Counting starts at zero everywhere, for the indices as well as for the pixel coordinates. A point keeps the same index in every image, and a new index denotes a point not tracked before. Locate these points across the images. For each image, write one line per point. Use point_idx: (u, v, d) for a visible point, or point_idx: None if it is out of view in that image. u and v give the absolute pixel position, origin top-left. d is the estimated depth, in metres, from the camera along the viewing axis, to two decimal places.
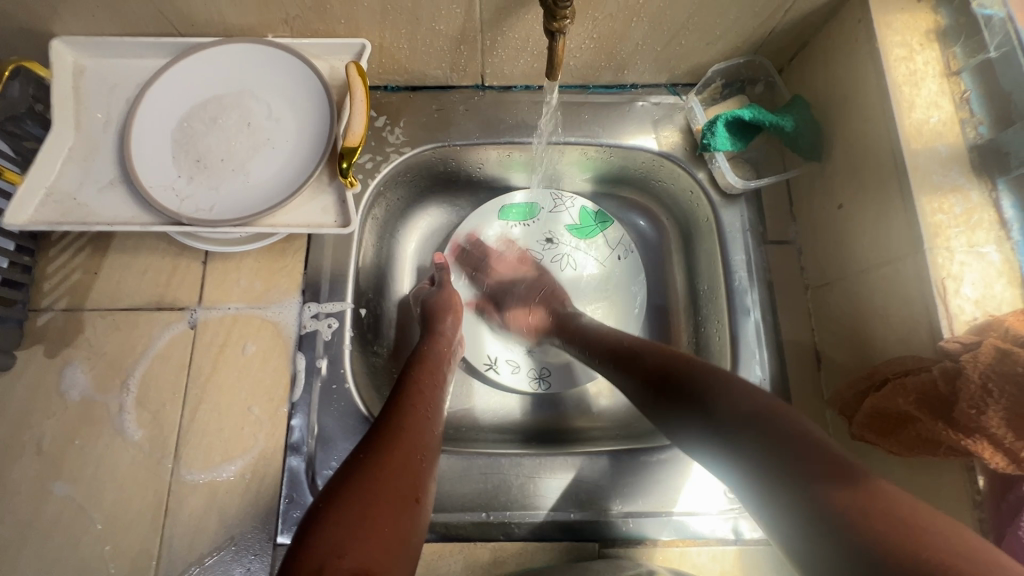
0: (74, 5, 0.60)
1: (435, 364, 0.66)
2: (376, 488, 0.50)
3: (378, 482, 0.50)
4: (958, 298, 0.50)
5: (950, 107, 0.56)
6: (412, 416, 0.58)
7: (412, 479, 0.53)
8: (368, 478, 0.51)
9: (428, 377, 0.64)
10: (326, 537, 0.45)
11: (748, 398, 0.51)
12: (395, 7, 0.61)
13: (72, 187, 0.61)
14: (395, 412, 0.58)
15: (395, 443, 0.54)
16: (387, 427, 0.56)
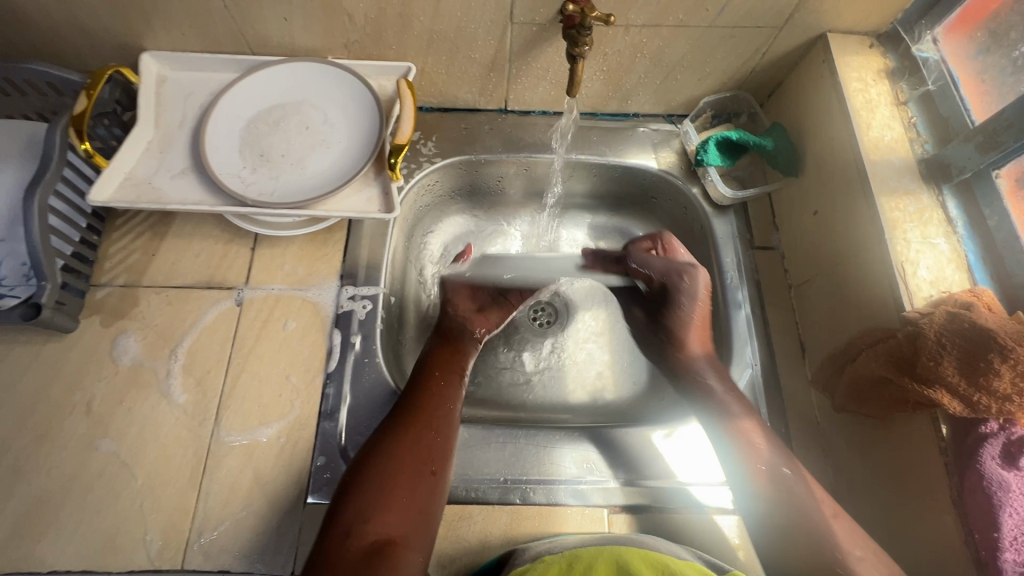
0: (169, 23, 0.71)
1: (451, 354, 0.75)
2: (397, 466, 0.59)
3: (396, 460, 0.59)
4: (915, 278, 0.59)
5: (901, 129, 0.67)
6: (430, 399, 0.66)
7: (427, 452, 0.61)
8: (390, 455, 0.60)
9: (449, 362, 0.73)
10: (354, 509, 0.56)
11: (746, 404, 0.67)
12: (441, 37, 0.73)
13: (148, 173, 0.70)
14: (413, 393, 0.67)
15: (412, 424, 0.63)
16: (405, 407, 0.65)
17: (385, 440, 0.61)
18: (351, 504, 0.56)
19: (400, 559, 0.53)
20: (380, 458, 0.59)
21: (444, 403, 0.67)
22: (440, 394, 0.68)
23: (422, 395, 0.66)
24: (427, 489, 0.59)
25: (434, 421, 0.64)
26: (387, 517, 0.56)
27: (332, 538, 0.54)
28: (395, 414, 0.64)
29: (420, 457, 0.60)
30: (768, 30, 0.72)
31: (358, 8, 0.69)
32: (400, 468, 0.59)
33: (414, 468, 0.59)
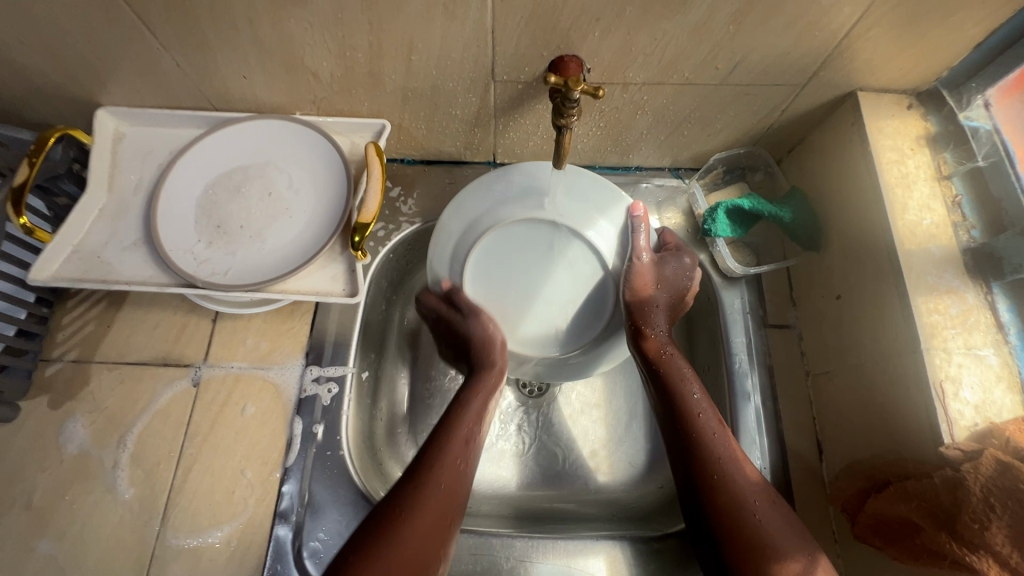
0: (120, 80, 0.65)
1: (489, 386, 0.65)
2: (419, 532, 0.52)
3: (418, 525, 0.52)
4: (957, 402, 0.50)
5: (942, 210, 0.58)
6: (458, 455, 0.59)
7: (447, 524, 0.54)
8: (414, 519, 0.52)
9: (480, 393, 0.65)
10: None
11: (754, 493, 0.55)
12: (417, 94, 0.65)
13: (97, 245, 0.64)
14: (438, 445, 0.59)
15: (440, 486, 0.56)
16: (430, 461, 0.57)
17: (412, 502, 0.54)
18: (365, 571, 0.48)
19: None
20: (403, 521, 0.52)
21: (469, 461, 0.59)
22: (466, 447, 0.60)
23: (448, 448, 0.59)
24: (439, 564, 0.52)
25: (458, 486, 0.57)
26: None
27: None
28: (422, 468, 0.56)
29: (439, 530, 0.53)
30: (789, 88, 0.62)
31: (322, 67, 0.62)
32: (422, 534, 0.52)
33: (434, 539, 0.52)
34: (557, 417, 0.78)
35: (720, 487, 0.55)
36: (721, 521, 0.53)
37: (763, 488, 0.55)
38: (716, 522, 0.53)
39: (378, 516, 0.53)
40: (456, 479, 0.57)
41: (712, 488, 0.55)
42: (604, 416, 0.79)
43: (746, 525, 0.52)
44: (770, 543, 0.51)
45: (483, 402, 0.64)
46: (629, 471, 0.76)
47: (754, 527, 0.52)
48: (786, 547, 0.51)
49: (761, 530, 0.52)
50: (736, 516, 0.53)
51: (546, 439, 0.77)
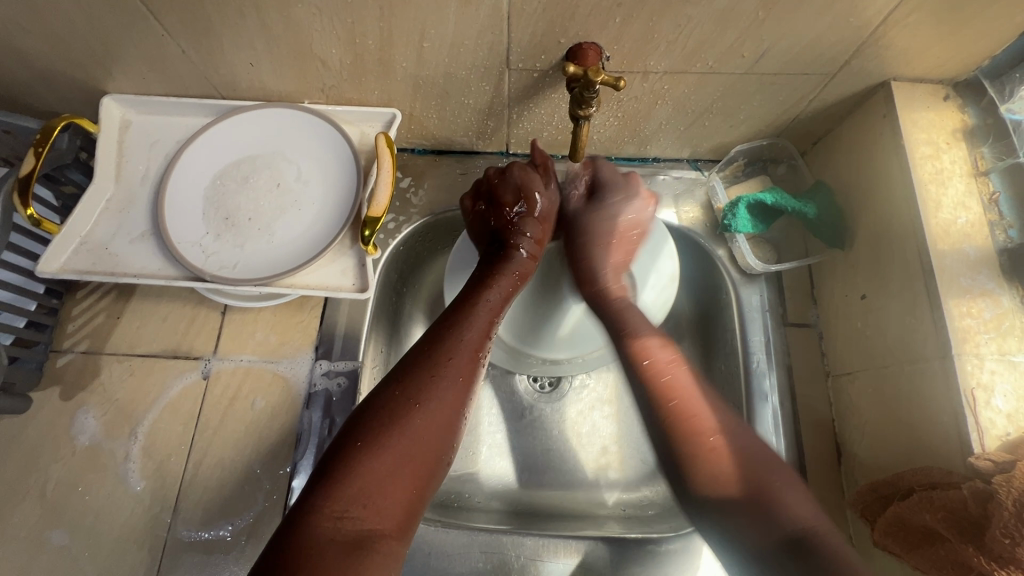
0: (126, 67, 0.63)
1: (510, 282, 0.61)
2: (408, 447, 0.48)
3: (409, 443, 0.48)
4: (988, 410, 0.48)
5: (978, 208, 0.55)
6: (465, 365, 0.54)
7: (444, 440, 0.50)
8: (405, 434, 0.48)
9: (498, 287, 0.61)
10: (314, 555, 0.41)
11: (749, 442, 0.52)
12: (429, 83, 0.63)
13: (106, 236, 0.64)
14: (444, 351, 0.54)
15: (440, 398, 0.51)
16: (433, 369, 0.52)
17: (407, 415, 0.49)
18: (347, 484, 0.45)
19: (390, 558, 0.44)
20: (394, 434, 0.48)
21: (476, 373, 0.55)
22: (474, 355, 0.55)
23: (452, 356, 0.54)
24: (434, 479, 0.50)
25: (461, 397, 0.53)
26: (386, 508, 0.46)
27: (317, 520, 0.44)
28: (423, 377, 0.52)
29: (434, 447, 0.50)
30: (818, 77, 0.59)
31: (331, 54, 0.60)
32: (409, 457, 0.48)
33: (430, 457, 0.49)
34: (566, 414, 0.76)
35: (688, 433, 0.52)
36: (690, 463, 0.52)
37: (726, 423, 0.53)
38: (687, 467, 0.52)
39: (370, 425, 0.48)
40: (458, 391, 0.53)
41: (680, 432, 0.53)
42: (616, 411, 0.76)
43: (724, 470, 0.51)
44: (760, 482, 0.50)
45: (500, 299, 0.60)
46: (641, 468, 0.74)
47: (733, 470, 0.51)
48: (765, 483, 0.50)
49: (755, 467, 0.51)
50: (713, 457, 0.51)
51: (555, 435, 0.75)
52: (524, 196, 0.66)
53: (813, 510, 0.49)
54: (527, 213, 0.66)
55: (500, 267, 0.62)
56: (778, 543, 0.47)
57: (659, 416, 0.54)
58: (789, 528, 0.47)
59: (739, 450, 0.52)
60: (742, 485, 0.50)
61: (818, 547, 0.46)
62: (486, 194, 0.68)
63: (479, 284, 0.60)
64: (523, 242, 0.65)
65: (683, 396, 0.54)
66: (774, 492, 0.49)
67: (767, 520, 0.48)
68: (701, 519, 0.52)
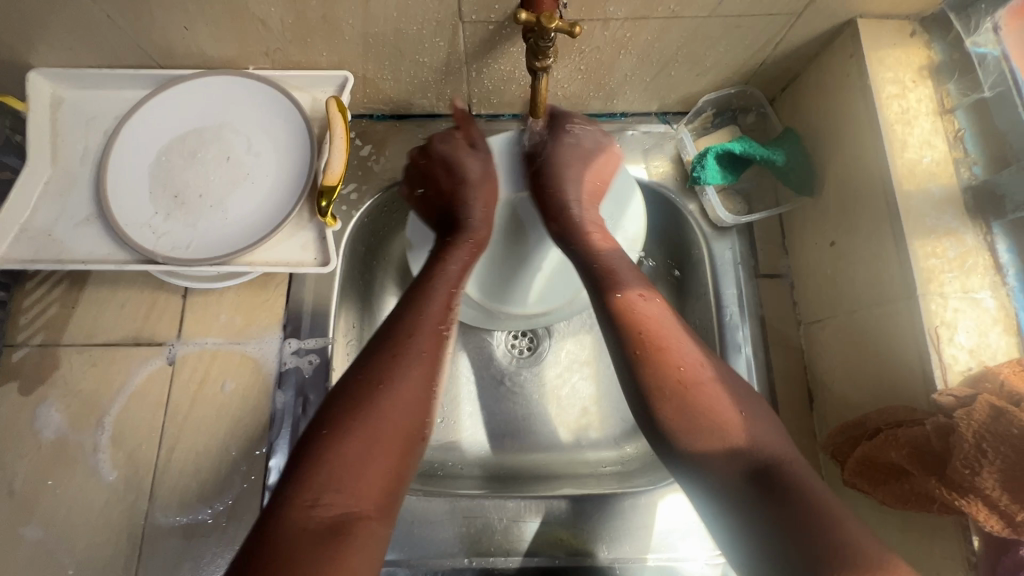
0: (49, 37, 0.58)
1: (467, 252, 0.63)
2: (377, 428, 0.48)
3: (378, 425, 0.48)
4: (951, 347, 0.49)
5: (944, 146, 0.55)
6: (429, 343, 0.54)
7: (415, 417, 0.50)
8: (375, 416, 0.48)
9: (453, 263, 0.61)
10: (281, 554, 0.40)
11: (720, 392, 0.51)
12: (379, 41, 0.60)
13: (47, 222, 0.60)
14: (408, 330, 0.54)
15: (405, 376, 0.51)
16: (396, 351, 0.52)
17: (372, 397, 0.49)
18: (316, 474, 0.45)
19: (372, 539, 0.44)
20: (361, 417, 0.48)
21: (442, 349, 0.54)
22: (440, 332, 0.55)
23: (414, 336, 0.53)
24: (412, 458, 0.49)
25: (430, 373, 0.52)
26: (361, 491, 0.45)
27: (289, 512, 0.43)
28: (387, 360, 0.51)
29: (405, 426, 0.49)
30: (782, 18, 0.57)
31: (270, 12, 0.56)
32: (381, 437, 0.47)
33: (403, 437, 0.49)
34: (544, 378, 0.76)
35: (665, 370, 0.51)
36: (662, 397, 0.51)
37: (696, 355, 0.53)
38: (655, 398, 0.51)
39: (336, 413, 0.48)
40: (426, 366, 0.52)
41: (650, 365, 0.52)
42: (595, 372, 0.76)
43: (693, 401, 0.50)
44: (725, 406, 0.50)
45: (459, 270, 0.61)
46: (622, 425, 0.74)
47: (704, 402, 0.50)
48: (743, 414, 0.50)
49: (729, 415, 0.50)
50: (686, 390, 0.51)
51: (534, 398, 0.75)
52: (455, 167, 0.67)
53: (777, 440, 0.50)
54: (466, 182, 0.67)
55: (455, 239, 0.64)
56: (742, 472, 0.48)
57: (630, 350, 0.53)
58: (756, 455, 0.48)
59: (716, 380, 0.52)
60: (711, 415, 0.50)
61: (785, 475, 0.47)
62: (417, 177, 0.69)
63: (436, 260, 0.62)
64: (472, 206, 0.66)
65: (662, 336, 0.53)
66: (737, 418, 0.50)
67: (737, 449, 0.48)
68: (675, 463, 0.51)
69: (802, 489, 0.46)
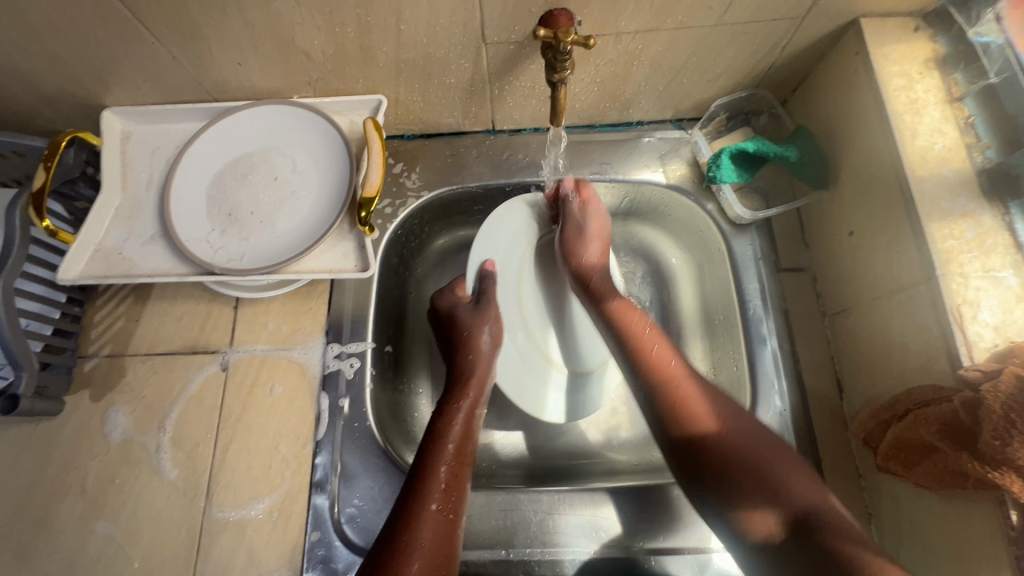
0: (121, 79, 0.66)
1: (474, 388, 0.67)
2: (422, 561, 0.50)
3: (421, 558, 0.50)
4: (975, 324, 0.49)
5: (954, 133, 0.56)
6: (454, 470, 0.58)
7: (449, 541, 0.53)
8: (417, 550, 0.51)
9: (468, 393, 0.66)
10: None
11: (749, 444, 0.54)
12: (409, 66, 0.65)
13: (118, 242, 0.67)
14: (415, 519, 0.53)
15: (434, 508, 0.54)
16: (420, 491, 0.55)
17: (409, 531, 0.52)
18: None
19: None
20: (402, 554, 0.50)
21: (459, 482, 0.57)
22: (445, 514, 0.54)
23: (440, 464, 0.58)
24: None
25: (455, 499, 0.56)
26: None
27: None
28: (411, 498, 0.55)
29: (441, 552, 0.52)
30: (787, 22, 0.60)
31: (313, 45, 0.62)
32: (424, 570, 0.49)
33: (440, 561, 0.51)
34: None
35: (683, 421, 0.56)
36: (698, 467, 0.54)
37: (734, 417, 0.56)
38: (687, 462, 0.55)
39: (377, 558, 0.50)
40: (451, 495, 0.56)
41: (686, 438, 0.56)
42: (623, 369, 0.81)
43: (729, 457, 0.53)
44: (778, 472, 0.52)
45: (471, 401, 0.66)
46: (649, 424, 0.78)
47: (739, 455, 0.53)
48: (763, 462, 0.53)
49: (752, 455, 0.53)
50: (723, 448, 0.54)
51: None
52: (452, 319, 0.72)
53: (816, 488, 0.51)
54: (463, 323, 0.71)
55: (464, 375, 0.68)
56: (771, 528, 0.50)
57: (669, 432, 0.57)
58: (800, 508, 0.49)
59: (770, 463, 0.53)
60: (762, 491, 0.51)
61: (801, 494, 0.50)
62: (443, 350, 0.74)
63: (447, 400, 0.65)
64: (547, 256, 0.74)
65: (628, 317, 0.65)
66: (788, 485, 0.51)
67: (766, 503, 0.51)
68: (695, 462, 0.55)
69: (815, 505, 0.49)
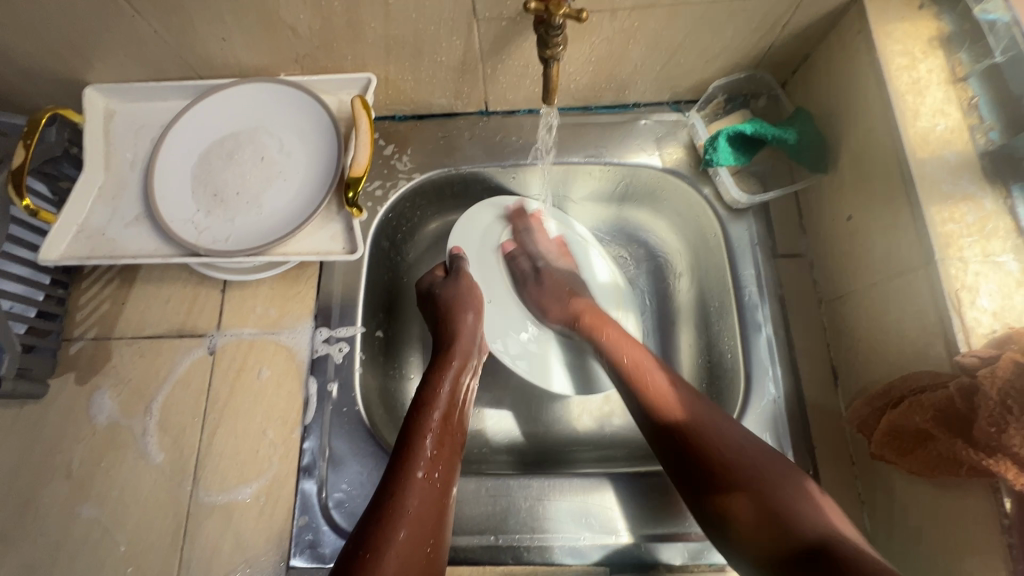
0: (103, 55, 0.64)
1: (461, 358, 0.67)
2: (412, 530, 0.50)
3: (410, 528, 0.50)
4: (973, 310, 0.48)
5: (958, 114, 0.55)
6: (442, 438, 0.58)
7: (438, 507, 0.53)
8: (405, 520, 0.50)
9: (454, 360, 0.66)
10: None
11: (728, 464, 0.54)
12: (399, 42, 0.64)
13: (101, 223, 0.65)
14: (402, 489, 0.53)
15: (422, 477, 0.54)
16: (406, 460, 0.55)
17: (396, 502, 0.51)
18: None
19: None
20: (390, 524, 0.50)
21: (450, 448, 0.58)
22: (433, 482, 0.54)
23: (427, 432, 0.58)
24: (440, 546, 0.52)
25: (444, 466, 0.56)
26: None
27: None
28: (398, 469, 0.54)
29: (431, 521, 0.52)
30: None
31: (299, 20, 0.60)
32: (414, 539, 0.50)
33: (429, 528, 0.51)
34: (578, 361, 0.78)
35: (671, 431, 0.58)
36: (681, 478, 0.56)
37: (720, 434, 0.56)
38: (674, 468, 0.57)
39: (364, 529, 0.49)
40: (438, 463, 0.56)
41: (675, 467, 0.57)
42: None
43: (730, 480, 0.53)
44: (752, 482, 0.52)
45: (459, 367, 0.66)
46: None
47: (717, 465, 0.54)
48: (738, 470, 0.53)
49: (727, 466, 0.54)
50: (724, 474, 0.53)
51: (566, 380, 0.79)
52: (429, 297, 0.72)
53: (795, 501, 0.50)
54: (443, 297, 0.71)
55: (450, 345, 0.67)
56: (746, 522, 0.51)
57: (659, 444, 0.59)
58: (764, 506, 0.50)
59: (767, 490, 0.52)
60: (760, 510, 0.51)
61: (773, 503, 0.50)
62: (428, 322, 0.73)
63: (432, 370, 0.65)
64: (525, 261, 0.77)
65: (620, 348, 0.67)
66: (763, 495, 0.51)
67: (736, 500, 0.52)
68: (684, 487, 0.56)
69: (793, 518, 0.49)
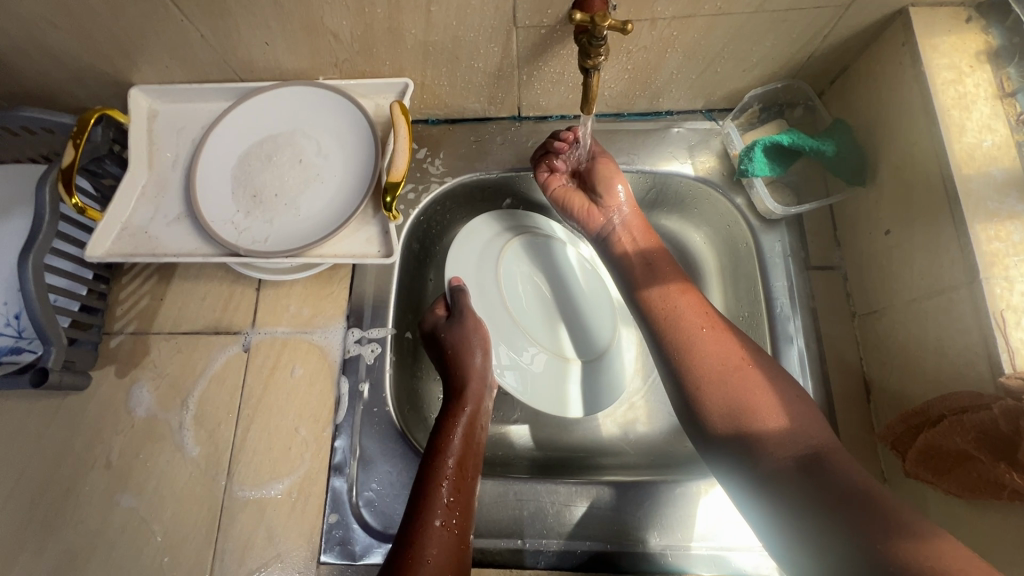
0: (149, 57, 0.66)
1: (474, 400, 0.66)
2: None
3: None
4: (1018, 330, 0.48)
5: (1005, 130, 0.54)
6: (457, 486, 0.58)
7: (457, 558, 0.53)
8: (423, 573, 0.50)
9: (467, 403, 0.65)
10: None
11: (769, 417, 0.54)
12: (437, 49, 0.64)
13: (144, 221, 0.67)
14: (420, 540, 0.53)
15: (439, 528, 0.54)
16: (422, 513, 0.55)
17: (415, 555, 0.51)
18: None
19: None
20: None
21: (466, 496, 0.57)
22: (451, 530, 0.54)
23: (441, 481, 0.57)
24: None
25: (460, 516, 0.56)
26: None
27: None
28: (415, 522, 0.54)
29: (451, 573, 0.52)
30: (832, 10, 0.57)
31: (341, 26, 0.61)
32: None
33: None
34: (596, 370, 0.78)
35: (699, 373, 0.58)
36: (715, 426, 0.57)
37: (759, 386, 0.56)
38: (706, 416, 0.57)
39: None
40: (455, 512, 0.56)
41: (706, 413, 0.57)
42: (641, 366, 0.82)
43: (769, 433, 0.54)
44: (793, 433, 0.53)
45: (472, 410, 0.65)
46: (668, 421, 0.77)
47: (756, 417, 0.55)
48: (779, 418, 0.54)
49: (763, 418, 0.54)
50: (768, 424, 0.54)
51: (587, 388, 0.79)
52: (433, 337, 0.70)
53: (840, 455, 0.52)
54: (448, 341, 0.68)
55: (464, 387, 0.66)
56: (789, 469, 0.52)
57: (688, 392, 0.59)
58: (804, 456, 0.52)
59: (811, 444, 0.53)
60: (799, 456, 0.52)
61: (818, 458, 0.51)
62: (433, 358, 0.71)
63: (445, 415, 0.64)
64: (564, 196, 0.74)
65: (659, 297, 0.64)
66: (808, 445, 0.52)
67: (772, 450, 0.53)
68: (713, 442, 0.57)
69: (837, 469, 0.51)
